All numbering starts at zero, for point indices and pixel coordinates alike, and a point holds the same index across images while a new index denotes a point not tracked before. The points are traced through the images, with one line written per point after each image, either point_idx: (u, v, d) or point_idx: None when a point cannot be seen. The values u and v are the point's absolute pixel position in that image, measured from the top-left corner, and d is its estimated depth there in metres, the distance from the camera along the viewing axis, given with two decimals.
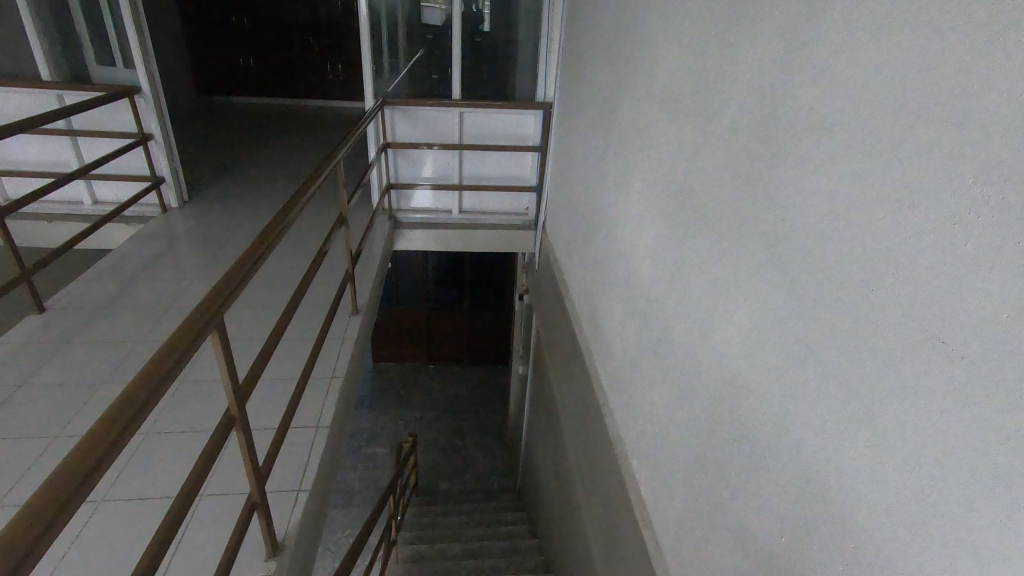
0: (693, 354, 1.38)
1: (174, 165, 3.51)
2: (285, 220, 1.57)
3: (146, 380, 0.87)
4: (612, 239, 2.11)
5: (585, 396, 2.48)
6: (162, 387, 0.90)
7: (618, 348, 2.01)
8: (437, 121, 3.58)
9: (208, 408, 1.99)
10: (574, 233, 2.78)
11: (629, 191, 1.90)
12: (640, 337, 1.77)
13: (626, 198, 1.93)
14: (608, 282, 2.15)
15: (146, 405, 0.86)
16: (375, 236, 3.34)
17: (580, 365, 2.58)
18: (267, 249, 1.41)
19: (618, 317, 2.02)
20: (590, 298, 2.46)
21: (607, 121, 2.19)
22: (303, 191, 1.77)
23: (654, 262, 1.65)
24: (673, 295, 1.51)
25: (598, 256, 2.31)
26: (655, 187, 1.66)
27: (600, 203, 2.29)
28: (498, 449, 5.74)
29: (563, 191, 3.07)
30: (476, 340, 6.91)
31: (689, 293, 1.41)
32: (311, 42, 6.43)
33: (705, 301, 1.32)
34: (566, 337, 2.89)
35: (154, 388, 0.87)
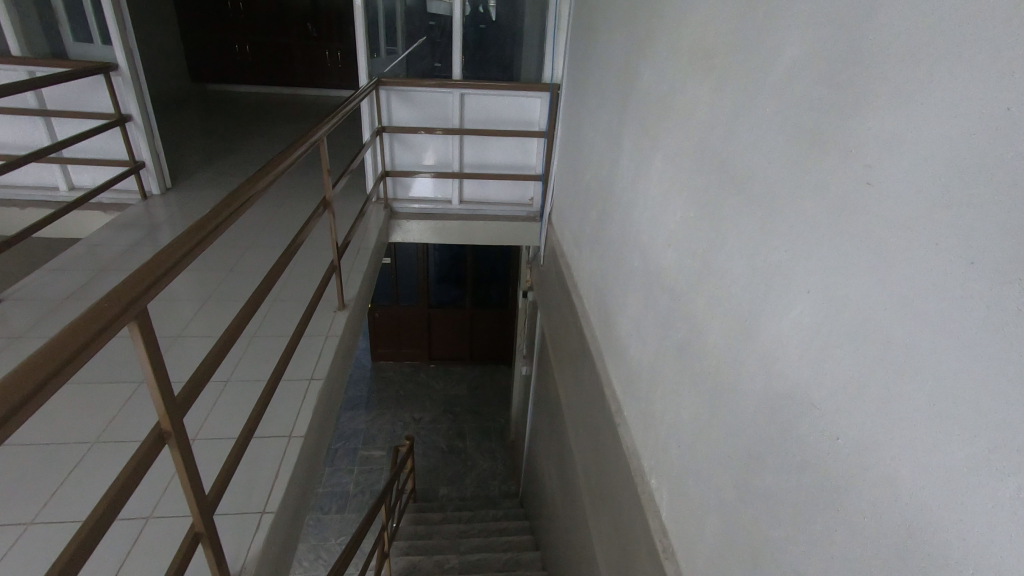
0: (733, 358, 1.13)
1: (155, 149, 3.29)
2: (245, 199, 1.33)
3: (17, 382, 0.66)
4: (626, 226, 1.88)
5: (594, 400, 2.24)
6: (44, 390, 0.69)
7: (634, 351, 1.77)
8: (436, 104, 3.34)
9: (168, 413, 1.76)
10: (583, 225, 2.55)
11: (648, 169, 1.66)
12: (662, 337, 1.53)
13: (645, 179, 1.69)
14: (622, 275, 1.91)
15: (16, 414, 0.65)
16: (368, 227, 3.09)
17: (588, 368, 2.34)
18: (218, 228, 1.18)
19: (632, 316, 1.78)
20: (599, 295, 2.22)
21: (622, 95, 1.96)
22: (271, 168, 1.53)
23: (680, 251, 1.41)
24: (705, 286, 1.26)
25: (611, 247, 2.07)
26: (682, 160, 1.41)
27: (613, 187, 2.05)
28: (500, 453, 5.51)
29: (571, 179, 2.83)
30: (478, 339, 6.69)
31: (727, 284, 1.16)
32: (309, 28, 6.21)
33: (750, 293, 1.07)
34: (573, 336, 2.66)
35: (30, 391, 0.66)
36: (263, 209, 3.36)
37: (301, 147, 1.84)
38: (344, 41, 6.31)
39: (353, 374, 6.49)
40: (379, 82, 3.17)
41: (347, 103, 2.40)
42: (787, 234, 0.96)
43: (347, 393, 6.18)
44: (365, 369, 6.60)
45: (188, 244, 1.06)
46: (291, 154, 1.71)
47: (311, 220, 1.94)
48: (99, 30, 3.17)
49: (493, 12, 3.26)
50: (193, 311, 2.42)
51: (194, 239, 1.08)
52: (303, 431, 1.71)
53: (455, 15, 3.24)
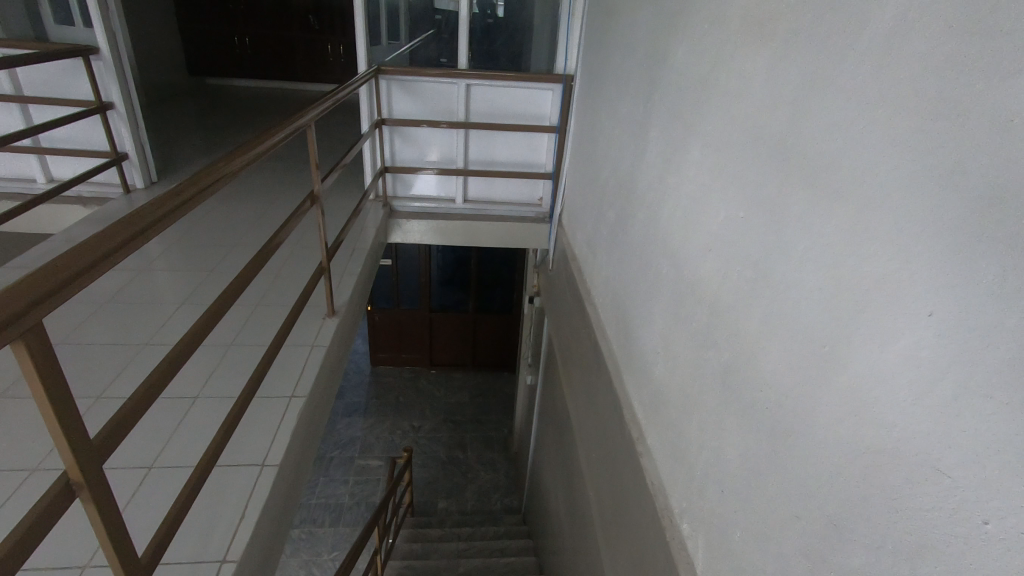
0: (809, 393, 0.89)
1: (140, 140, 3.08)
2: (210, 185, 1.12)
3: None
4: (651, 226, 1.65)
5: (609, 421, 2.00)
6: None
7: (661, 371, 1.53)
8: (440, 95, 3.11)
9: None
10: (599, 227, 2.33)
11: (684, 160, 1.43)
12: (700, 359, 1.29)
13: (679, 172, 1.45)
14: (647, 284, 1.68)
15: None
16: (364, 226, 2.87)
17: (603, 386, 2.11)
18: (172, 216, 0.96)
19: (661, 330, 1.54)
20: (618, 305, 2.00)
21: (648, 78, 1.74)
22: (244, 154, 1.31)
23: (728, 255, 1.18)
24: (765, 299, 1.03)
25: (632, 251, 1.84)
26: (731, 149, 1.18)
27: (636, 184, 1.83)
28: (502, 465, 5.27)
29: (585, 176, 2.60)
30: (481, 345, 6.47)
31: (799, 298, 0.92)
32: (311, 22, 6.05)
33: (838, 312, 0.83)
34: (585, 349, 2.43)
35: None
36: (254, 207, 3.15)
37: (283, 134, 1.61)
38: (347, 35, 6.15)
39: (351, 379, 6.27)
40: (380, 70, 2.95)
41: (339, 89, 2.18)
42: (897, 235, 0.72)
43: (344, 399, 5.96)
44: (364, 374, 6.38)
45: (119, 237, 0.82)
46: (267, 140, 1.47)
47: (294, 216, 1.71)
48: (81, 12, 2.97)
49: (500, 8, 3.09)
50: (167, 316, 2.20)
51: (127, 232, 0.83)
52: (277, 459, 1.49)
53: (461, 11, 3.06)
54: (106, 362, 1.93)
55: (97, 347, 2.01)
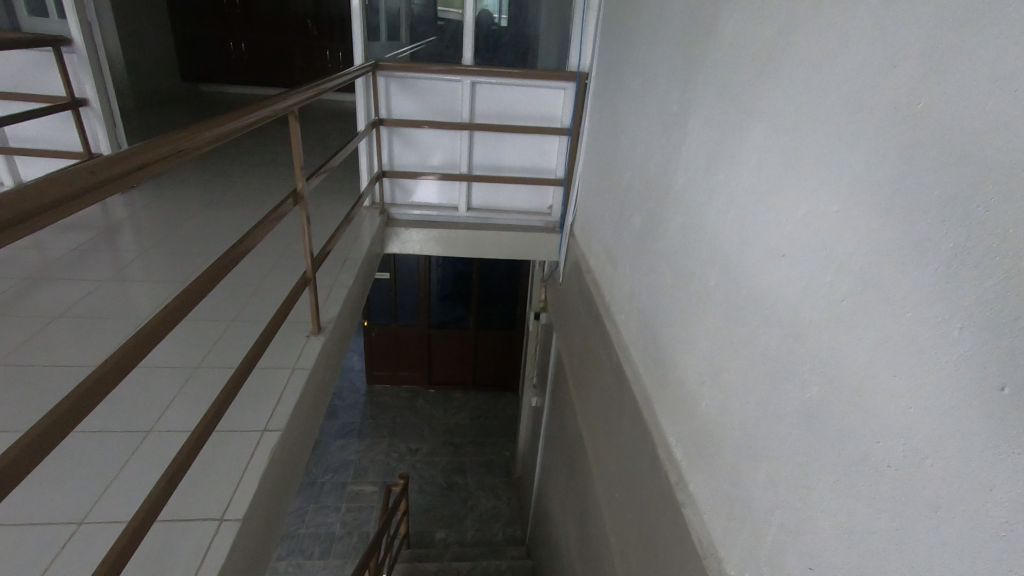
0: (979, 450, 0.63)
1: (117, 140, 2.85)
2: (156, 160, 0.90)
3: None
4: (694, 231, 1.39)
5: (634, 457, 1.73)
6: None
7: (711, 403, 1.27)
8: (442, 94, 2.87)
9: (48, 468, 1.26)
10: (621, 236, 2.07)
11: (743, 147, 1.18)
12: (773, 391, 1.02)
13: (735, 162, 1.20)
14: (687, 298, 1.42)
15: None
16: (359, 235, 2.62)
17: (627, 418, 1.83)
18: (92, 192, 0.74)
19: (710, 354, 1.28)
20: (647, 324, 1.73)
21: (686, 60, 1.50)
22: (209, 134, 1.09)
23: (816, 262, 0.92)
24: (886, 319, 0.77)
25: (666, 261, 1.59)
26: (820, 126, 0.93)
27: (670, 183, 1.57)
28: (504, 492, 4.96)
29: (603, 180, 2.36)
30: (482, 362, 6.18)
31: (952, 316, 0.66)
32: (310, 28, 5.89)
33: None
34: (604, 373, 2.15)
35: None
36: (240, 213, 2.90)
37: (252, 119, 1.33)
38: (347, 42, 6.03)
39: (346, 398, 5.97)
40: (377, 65, 2.71)
41: (329, 77, 1.91)
42: None
43: (339, 418, 5.66)
44: (359, 393, 6.09)
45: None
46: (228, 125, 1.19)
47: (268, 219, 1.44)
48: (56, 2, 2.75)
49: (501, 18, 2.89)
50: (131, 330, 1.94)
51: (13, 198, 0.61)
52: (240, 512, 1.21)
53: (466, 14, 2.84)
54: (55, 387, 1.67)
55: (45, 369, 1.74)
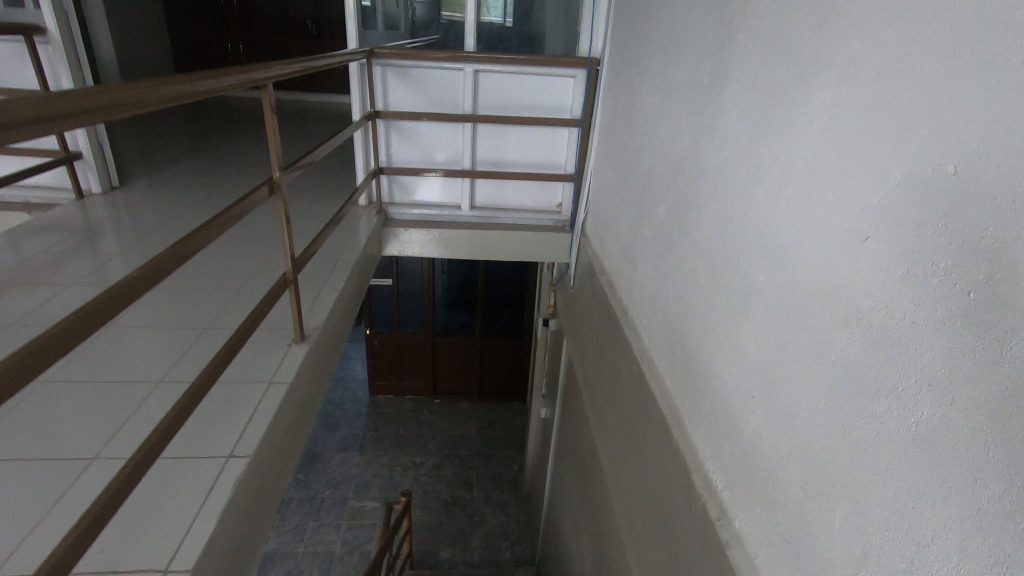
0: None
1: (97, 137, 2.69)
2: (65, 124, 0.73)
3: None
4: (738, 214, 1.17)
5: (659, 479, 1.51)
6: None
7: (766, 421, 1.04)
8: (443, 84, 2.66)
9: None
10: (641, 232, 1.86)
11: (804, 106, 0.96)
12: (861, 410, 0.80)
13: (793, 126, 0.98)
14: (729, 296, 1.20)
15: None
16: (353, 235, 2.41)
17: (652, 438, 1.60)
18: None
19: (763, 361, 1.06)
20: (676, 328, 1.51)
21: (721, 21, 1.29)
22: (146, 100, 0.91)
23: (926, 245, 0.70)
24: None
25: (699, 256, 1.37)
26: (925, 64, 0.71)
27: (703, 165, 1.36)
28: (512, 508, 4.72)
29: (619, 171, 2.15)
30: (488, 371, 5.96)
31: None
32: (310, 28, 5.73)
33: None
34: (623, 384, 1.92)
35: None
36: None
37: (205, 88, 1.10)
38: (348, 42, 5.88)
39: (348, 409, 5.77)
40: (373, 52, 2.51)
41: (314, 56, 1.70)
42: None
43: (340, 430, 5.45)
44: (361, 403, 5.88)
45: None
46: (166, 89, 0.96)
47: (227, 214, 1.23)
48: None
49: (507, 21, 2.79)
50: None
51: None
52: (189, 560, 1.00)
53: (467, 16, 2.69)
54: None
55: None
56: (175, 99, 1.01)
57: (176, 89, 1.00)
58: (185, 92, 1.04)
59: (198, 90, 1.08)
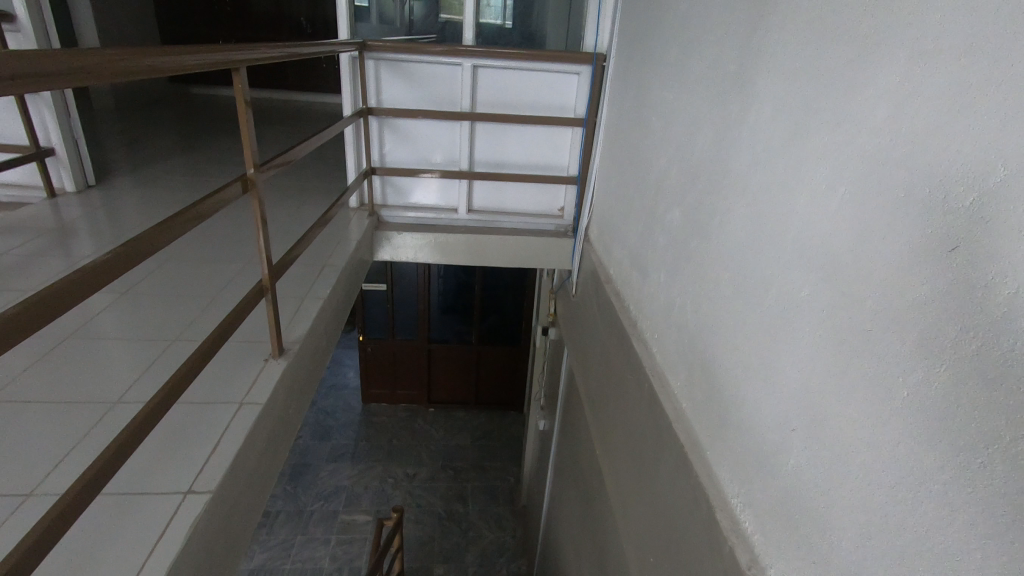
0: None
1: (70, 131, 2.54)
2: None
3: None
4: (773, 220, 1.03)
5: (673, 511, 1.36)
6: None
7: (814, 461, 0.90)
8: (440, 80, 2.52)
9: None
10: (652, 238, 1.72)
11: (862, 92, 0.82)
12: (948, 459, 0.66)
13: (847, 116, 0.84)
14: (764, 312, 1.05)
15: None
16: (342, 238, 2.26)
17: (665, 465, 1.44)
18: None
19: (810, 391, 0.91)
20: (695, 344, 1.37)
21: (751, 4, 1.15)
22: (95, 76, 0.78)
23: None
24: None
25: (724, 265, 1.23)
26: None
27: (729, 165, 1.22)
28: (509, 523, 4.55)
29: (627, 173, 2.00)
30: (485, 380, 5.80)
31: None
32: (304, 26, 5.59)
33: None
34: (631, 403, 1.77)
35: None
36: None
37: (169, 65, 0.95)
38: None
39: (339, 418, 5.59)
40: (366, 45, 2.37)
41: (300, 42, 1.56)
42: None
43: (331, 440, 5.28)
44: (353, 412, 5.71)
45: None
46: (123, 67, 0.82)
47: (189, 214, 1.08)
48: None
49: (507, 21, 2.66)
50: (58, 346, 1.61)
51: None
52: None
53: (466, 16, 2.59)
54: None
55: None
56: (129, 76, 0.87)
57: (131, 63, 0.85)
58: (141, 69, 0.89)
59: (160, 67, 0.94)
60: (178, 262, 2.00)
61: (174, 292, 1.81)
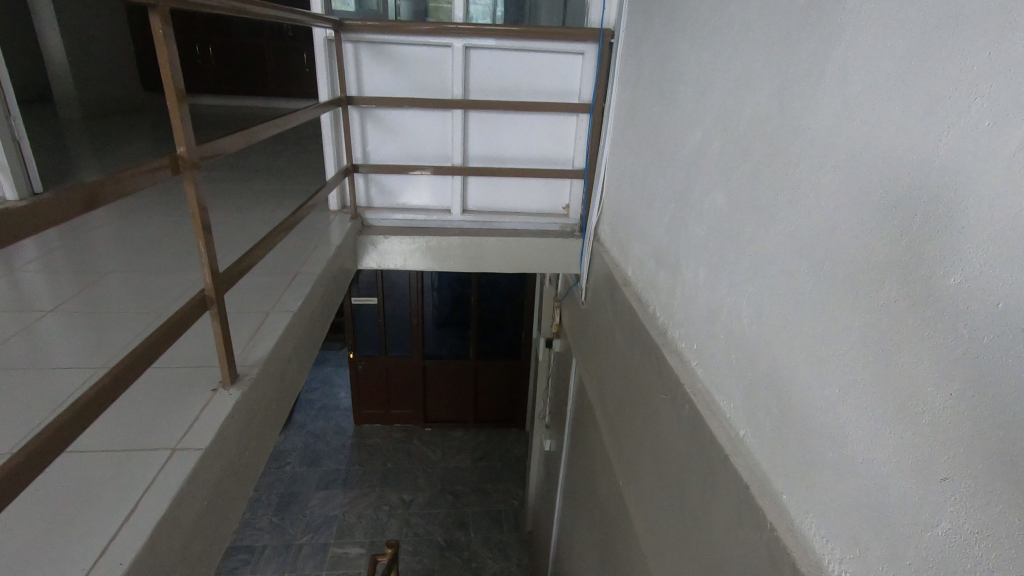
0: None
1: (10, 133, 2.26)
2: None
3: None
4: (897, 181, 0.75)
5: (731, 566, 1.07)
6: None
7: (997, 527, 0.61)
8: (427, 65, 2.25)
9: None
10: (683, 228, 1.44)
11: None
12: None
13: None
14: (881, 310, 0.77)
15: None
16: (319, 243, 1.97)
17: (716, 507, 1.15)
18: None
19: (982, 424, 0.62)
20: (759, 356, 1.08)
21: None
22: None
23: None
24: None
25: (801, 252, 0.95)
26: None
27: (805, 122, 0.94)
28: (514, 551, 4.22)
29: (647, 156, 1.73)
30: (484, 396, 5.49)
31: None
32: (285, 28, 5.36)
33: None
34: (662, 427, 1.47)
35: None
36: (170, 221, 2.26)
37: None
38: None
39: (330, 441, 5.25)
40: (343, 25, 2.10)
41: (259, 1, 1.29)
42: None
43: (321, 465, 4.94)
44: (345, 434, 5.37)
45: None
46: None
47: (90, 193, 0.79)
48: None
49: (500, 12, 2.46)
50: None
51: None
52: None
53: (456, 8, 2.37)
54: None
55: None
56: None
57: None
58: None
59: None
60: (116, 292, 1.71)
61: (104, 327, 1.51)
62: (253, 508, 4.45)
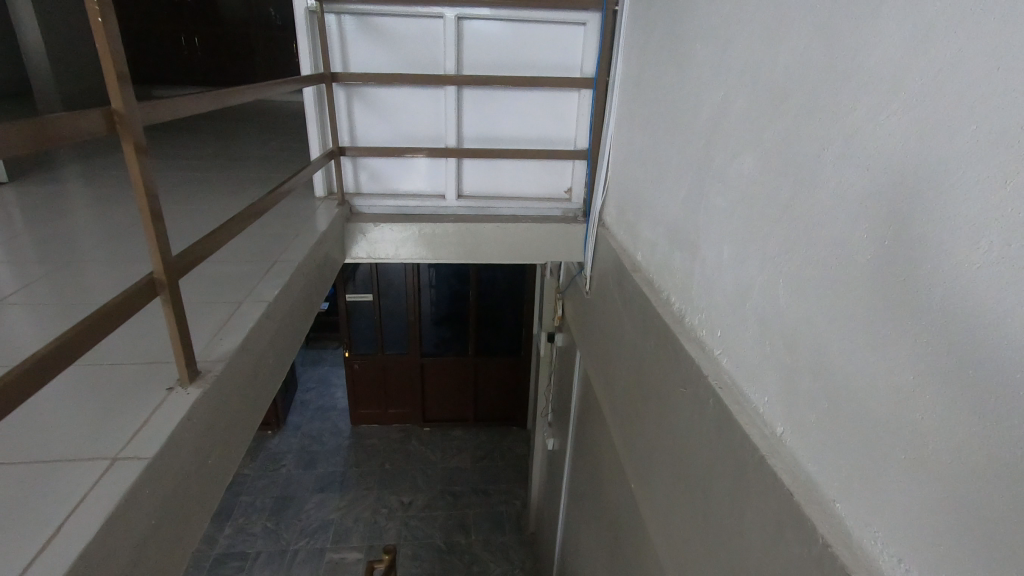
0: None
1: None
2: None
3: None
4: (1004, 110, 0.59)
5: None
6: None
7: None
8: (418, 38, 2.09)
9: None
10: (703, 201, 1.29)
11: None
12: None
13: None
14: (984, 277, 0.61)
15: None
16: (302, 230, 1.81)
17: (750, 514, 1.00)
18: None
19: None
20: (802, 340, 0.93)
21: None
22: None
23: None
24: None
25: (860, 213, 0.79)
26: None
27: (864, 57, 0.79)
28: (516, 553, 4.07)
29: (658, 127, 1.58)
30: (484, 394, 5.35)
31: None
32: (276, 18, 5.21)
33: None
34: (681, 423, 1.32)
35: None
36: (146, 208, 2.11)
37: None
38: None
39: (326, 442, 5.11)
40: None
41: None
42: None
43: (317, 467, 4.79)
44: (342, 434, 5.22)
45: None
46: None
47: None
48: None
49: None
50: None
51: None
52: None
53: None
54: None
55: None
56: None
57: None
58: None
59: None
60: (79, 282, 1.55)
61: (61, 323, 1.35)
62: (247, 513, 4.31)
